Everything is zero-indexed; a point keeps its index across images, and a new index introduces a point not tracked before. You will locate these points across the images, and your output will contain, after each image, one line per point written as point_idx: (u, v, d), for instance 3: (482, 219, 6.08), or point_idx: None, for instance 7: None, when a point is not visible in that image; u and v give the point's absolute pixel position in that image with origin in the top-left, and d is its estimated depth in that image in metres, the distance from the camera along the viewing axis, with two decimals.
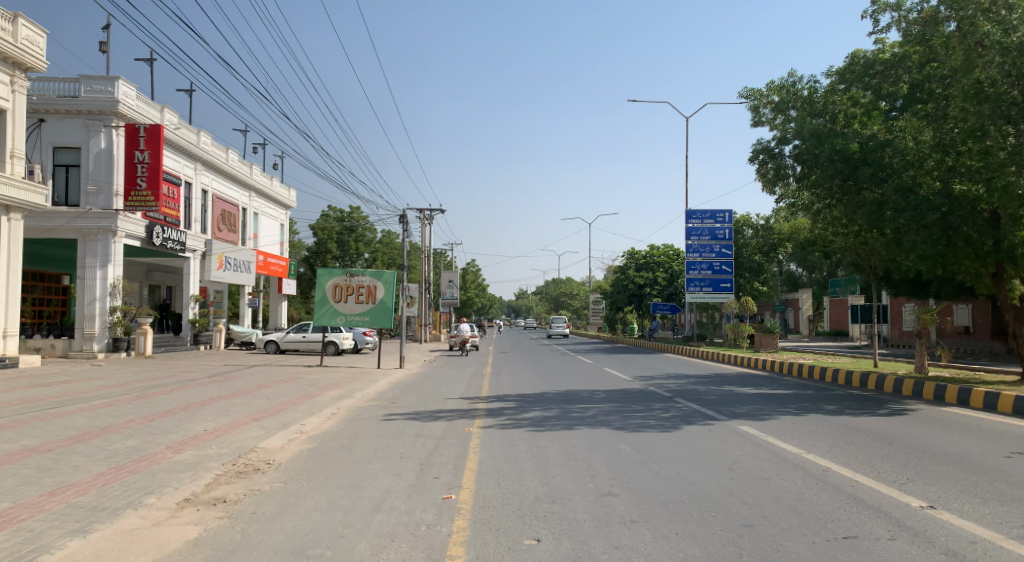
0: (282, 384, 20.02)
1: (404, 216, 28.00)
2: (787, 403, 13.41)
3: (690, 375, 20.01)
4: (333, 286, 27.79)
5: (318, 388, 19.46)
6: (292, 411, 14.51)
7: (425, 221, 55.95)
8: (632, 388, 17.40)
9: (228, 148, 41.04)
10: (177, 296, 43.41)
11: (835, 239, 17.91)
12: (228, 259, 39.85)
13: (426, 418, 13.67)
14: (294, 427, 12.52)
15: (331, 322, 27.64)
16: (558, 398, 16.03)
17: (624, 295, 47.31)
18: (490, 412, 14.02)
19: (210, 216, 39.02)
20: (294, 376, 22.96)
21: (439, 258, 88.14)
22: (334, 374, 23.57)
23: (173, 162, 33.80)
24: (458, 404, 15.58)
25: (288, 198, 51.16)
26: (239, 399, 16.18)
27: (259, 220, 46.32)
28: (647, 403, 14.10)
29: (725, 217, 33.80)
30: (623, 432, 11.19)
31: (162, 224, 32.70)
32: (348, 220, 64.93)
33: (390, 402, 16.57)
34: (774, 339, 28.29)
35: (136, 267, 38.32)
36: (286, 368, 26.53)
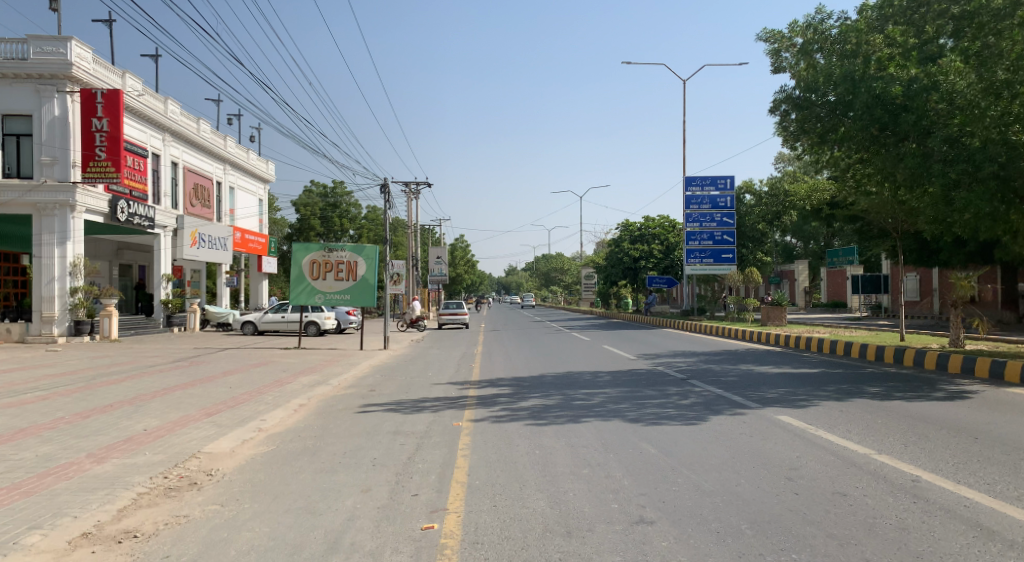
0: (252, 370, 18.16)
1: (386, 187, 26.10)
2: (823, 385, 11.67)
3: (699, 352, 18.30)
4: (311, 262, 25.86)
5: (291, 373, 17.64)
6: (255, 404, 12.68)
7: (412, 195, 54.02)
8: (638, 369, 15.70)
9: (200, 118, 38.82)
10: (150, 276, 41.33)
11: (863, 198, 16.13)
12: (202, 236, 37.81)
13: (408, 410, 11.87)
14: (253, 423, 10.71)
15: (308, 301, 25.78)
16: (559, 382, 14.23)
17: (619, 269, 45.53)
18: (482, 401, 12.22)
19: (182, 190, 36.90)
20: (267, 360, 21.09)
21: (426, 236, 86.19)
22: (311, 358, 21.71)
23: (137, 133, 31.69)
24: (445, 392, 13.80)
25: (267, 172, 49.04)
26: (197, 389, 14.31)
27: (235, 194, 44.17)
28: (660, 388, 12.36)
29: (726, 184, 32.07)
30: (640, 425, 9.44)
31: (127, 199, 30.58)
32: (331, 195, 63.28)
33: (370, 389, 14.76)
34: (783, 313, 26.53)
35: (104, 245, 36.34)
36: (261, 350, 24.74)
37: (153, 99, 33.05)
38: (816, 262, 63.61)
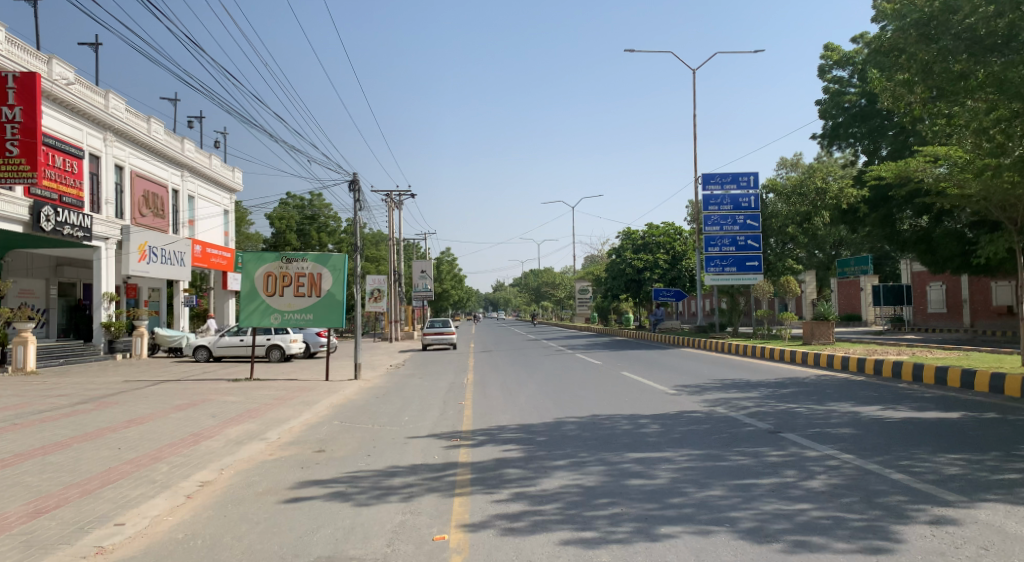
0: (171, 415, 13.73)
1: (354, 183, 21.76)
2: (1012, 449, 7.46)
3: (758, 384, 14.03)
4: (265, 276, 21.46)
5: (221, 420, 13.23)
6: (132, 482, 8.26)
7: (393, 206, 50.12)
8: (690, 411, 11.47)
9: (150, 117, 34.47)
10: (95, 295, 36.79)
11: (1004, 178, 11.67)
12: (152, 249, 33.46)
13: (366, 496, 7.52)
14: (92, 536, 6.29)
15: (262, 323, 21.43)
16: (587, 436, 9.94)
17: (621, 281, 41.44)
18: (482, 478, 7.90)
19: (129, 197, 32.55)
20: (203, 398, 16.68)
21: (410, 250, 81.99)
22: (259, 395, 17.28)
23: (69, 129, 27.47)
24: (427, 455, 9.50)
25: (232, 180, 44.80)
26: (62, 455, 9.83)
27: (195, 203, 39.77)
28: (754, 452, 8.09)
29: (749, 181, 28.24)
30: (779, 546, 5.13)
31: (54, 205, 26.24)
32: (308, 208, 59.14)
33: (319, 449, 10.35)
34: (830, 329, 22.41)
35: (38, 262, 32.20)
36: (204, 383, 20.36)
37: (90, 93, 28.85)
38: (823, 273, 60.05)
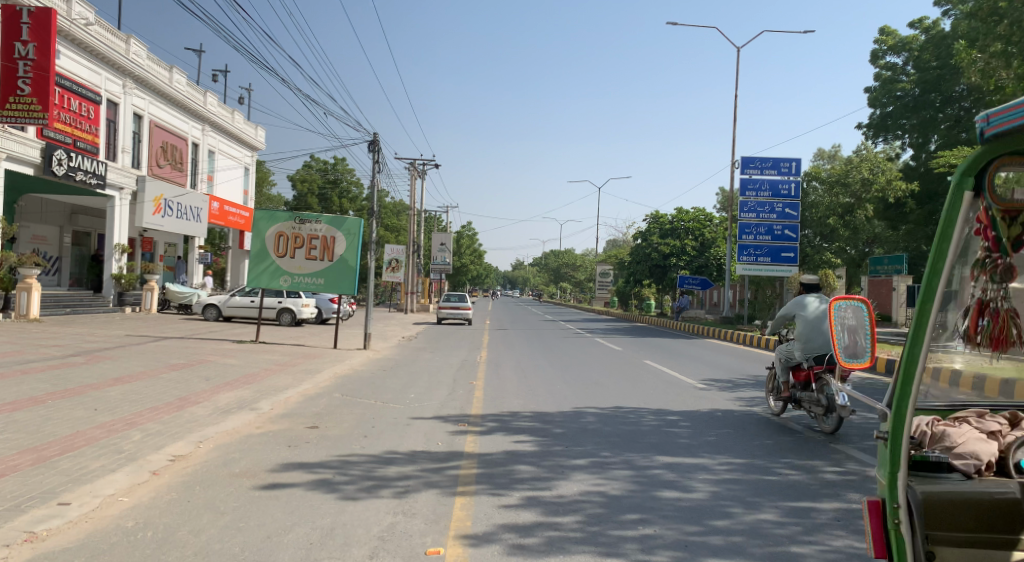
0: (161, 375, 12.84)
1: (375, 144, 20.68)
2: None
3: None
4: (276, 235, 20.55)
5: (213, 385, 12.30)
6: (94, 451, 7.30)
7: (416, 175, 49.11)
8: (723, 410, 10.35)
9: (172, 67, 33.59)
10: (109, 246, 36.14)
11: None
12: (168, 203, 32.70)
13: (354, 488, 6.51)
14: (26, 518, 5.32)
15: (271, 284, 20.58)
16: (609, 432, 8.88)
17: (645, 266, 40.24)
18: (489, 475, 6.86)
19: (147, 147, 31.78)
20: (201, 359, 15.80)
21: (432, 222, 81.02)
22: (261, 359, 16.38)
23: (87, 72, 26.69)
24: (429, 441, 8.47)
25: (255, 138, 43.98)
26: (29, 413, 8.91)
27: (215, 159, 38.96)
28: (804, 467, 6.97)
29: (790, 167, 26.99)
30: None
31: (68, 149, 25.49)
32: (331, 172, 58.26)
33: (312, 425, 9.36)
34: None
35: (52, 208, 31.53)
36: (207, 343, 19.53)
37: (111, 36, 28.00)
38: None
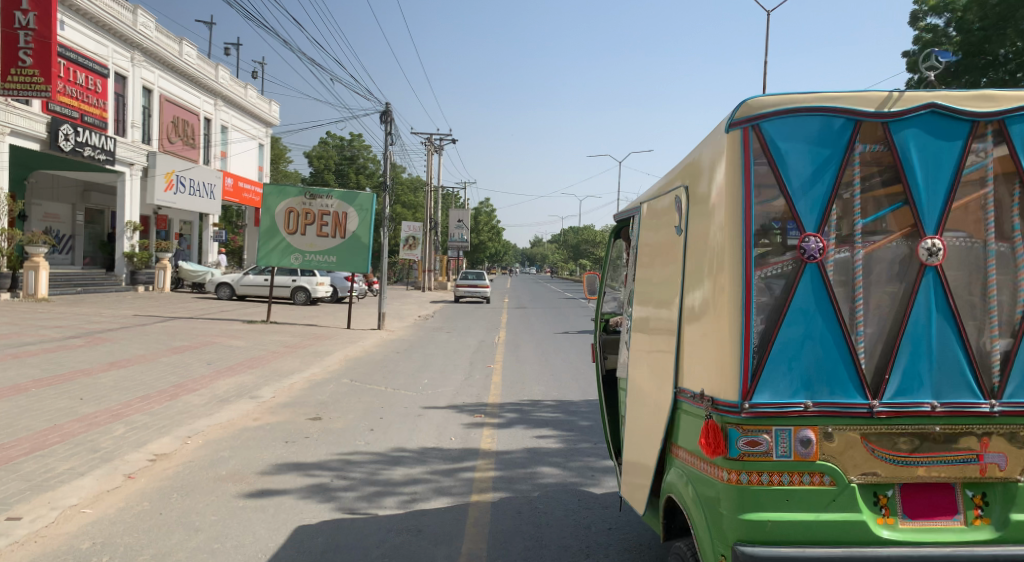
0: (161, 359, 12.10)
1: (387, 115, 19.72)
2: None
3: None
4: (286, 211, 19.75)
5: (215, 370, 11.54)
6: (66, 450, 6.53)
7: (433, 150, 48.17)
8: None
9: (182, 39, 32.80)
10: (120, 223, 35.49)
11: None
12: (180, 179, 32.04)
13: (355, 496, 5.68)
14: None
15: (281, 262, 19.82)
16: None
17: None
18: (509, 481, 6.00)
19: (157, 122, 31.07)
20: (207, 340, 15.08)
21: (449, 199, 80.16)
22: (270, 341, 15.65)
23: (92, 44, 26.02)
24: (441, 437, 7.64)
25: (269, 113, 43.16)
26: (7, 404, 8.18)
27: (228, 134, 38.19)
28: None
29: None
30: None
31: (74, 124, 24.80)
32: (348, 148, 57.43)
33: (314, 417, 8.57)
34: None
35: (65, 185, 30.99)
36: (216, 323, 18.85)
37: (117, 7, 27.29)
38: None
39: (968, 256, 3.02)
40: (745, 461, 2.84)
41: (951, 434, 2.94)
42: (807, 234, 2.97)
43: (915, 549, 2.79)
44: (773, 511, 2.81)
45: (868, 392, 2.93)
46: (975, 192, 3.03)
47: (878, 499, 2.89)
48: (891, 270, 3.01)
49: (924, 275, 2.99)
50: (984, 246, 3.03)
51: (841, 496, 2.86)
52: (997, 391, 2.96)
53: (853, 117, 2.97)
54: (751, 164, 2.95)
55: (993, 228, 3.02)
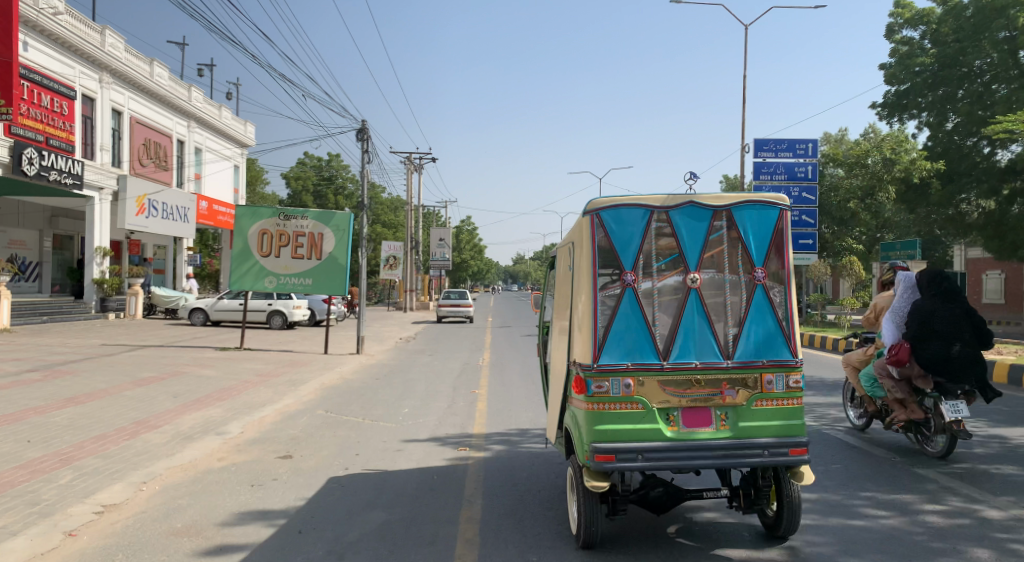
0: (123, 393, 11.36)
1: (362, 132, 19.13)
2: None
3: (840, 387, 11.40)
4: (259, 233, 19.07)
5: (181, 403, 10.82)
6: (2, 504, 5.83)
7: (412, 168, 47.59)
8: None
9: (153, 60, 32.11)
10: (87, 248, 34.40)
11: None
12: (152, 203, 31.20)
13: (324, 551, 5.04)
14: None
15: (255, 286, 19.10)
16: None
17: None
18: (499, 528, 5.38)
19: (128, 144, 30.27)
20: (176, 370, 14.34)
21: (430, 218, 79.53)
22: (243, 369, 14.92)
23: (58, 65, 25.31)
24: (423, 474, 7.01)
25: (244, 134, 42.43)
26: None
27: (202, 157, 37.40)
28: (898, 505, 5.49)
29: (806, 149, 25.62)
30: None
31: (39, 147, 23.98)
32: (326, 168, 56.72)
33: (285, 454, 7.90)
34: None
35: (31, 210, 30.10)
36: (187, 351, 18.07)
37: (84, 27, 26.60)
38: None
39: (719, 279, 5.00)
40: (595, 398, 4.69)
41: (715, 383, 4.81)
42: (626, 271, 4.90)
43: (686, 444, 4.65)
44: (610, 426, 4.66)
45: (663, 355, 4.82)
46: (720, 244, 5.00)
47: (668, 417, 4.75)
48: (674, 286, 4.95)
49: (691, 291, 4.94)
50: (725, 276, 5.01)
51: (647, 415, 4.69)
52: (736, 357, 4.84)
53: (647, 205, 4.96)
54: (594, 232, 4.90)
55: (732, 267, 5.00)
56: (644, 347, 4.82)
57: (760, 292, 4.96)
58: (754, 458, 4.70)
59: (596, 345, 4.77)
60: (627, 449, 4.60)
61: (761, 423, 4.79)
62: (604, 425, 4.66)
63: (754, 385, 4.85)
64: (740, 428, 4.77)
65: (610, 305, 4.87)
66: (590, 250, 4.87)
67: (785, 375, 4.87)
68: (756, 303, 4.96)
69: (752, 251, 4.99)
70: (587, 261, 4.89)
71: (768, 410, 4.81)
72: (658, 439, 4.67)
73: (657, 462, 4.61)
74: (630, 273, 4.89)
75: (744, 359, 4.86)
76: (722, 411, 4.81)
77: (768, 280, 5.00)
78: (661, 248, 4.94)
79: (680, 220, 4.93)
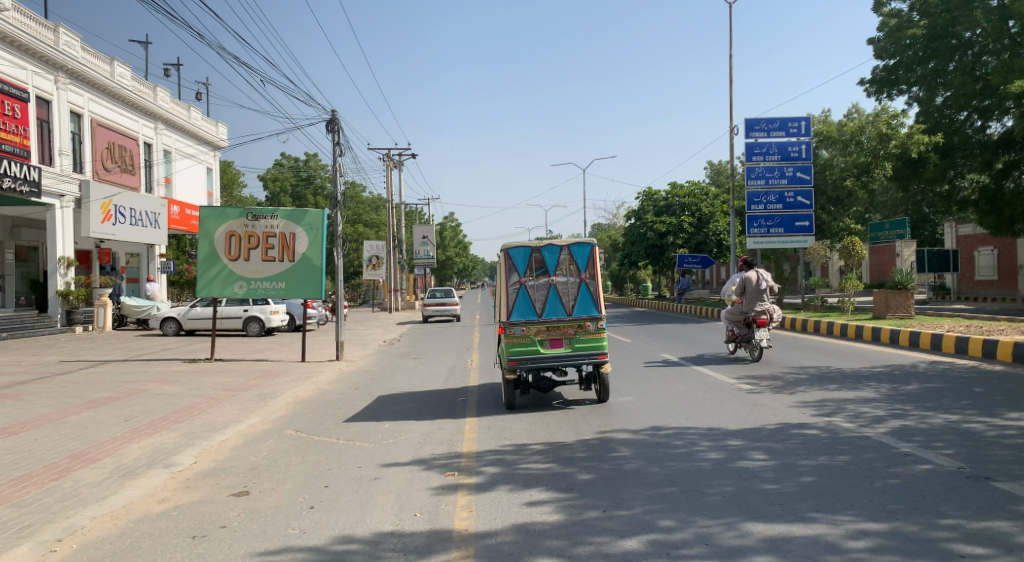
0: (68, 418, 10.11)
1: (333, 123, 17.84)
2: None
3: (867, 380, 10.30)
4: (226, 236, 17.76)
5: (131, 428, 9.57)
6: None
7: (391, 165, 46.29)
8: (801, 423, 7.78)
9: (114, 59, 30.59)
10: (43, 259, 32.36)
11: None
12: (119, 209, 29.74)
13: None
14: None
15: (224, 292, 17.80)
16: (657, 477, 6.26)
17: (640, 247, 37.67)
18: None
19: (90, 148, 28.81)
20: (136, 388, 13.06)
21: (413, 216, 78.12)
22: (210, 383, 13.66)
23: (7, 65, 23.87)
24: (403, 512, 5.83)
25: (215, 135, 40.93)
26: None
27: (171, 159, 35.92)
28: (1000, 539, 4.36)
29: (799, 127, 24.60)
30: None
31: None
32: (304, 169, 55.30)
33: (241, 491, 6.69)
34: (910, 301, 18.22)
35: None
36: (152, 365, 16.79)
37: (35, 25, 25.13)
38: None
39: (566, 278, 10.13)
40: (507, 335, 9.76)
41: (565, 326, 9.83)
42: (521, 276, 10.06)
43: (550, 353, 9.70)
44: (515, 347, 9.72)
45: (539, 314, 9.89)
46: (565, 262, 10.19)
47: (542, 342, 9.80)
48: (544, 282, 10.06)
49: (552, 285, 10.04)
50: (569, 276, 10.14)
51: (532, 342, 9.75)
52: (571, 313, 9.93)
53: (530, 246, 10.18)
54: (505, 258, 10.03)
55: (570, 273, 10.14)
56: (528, 310, 9.92)
57: (584, 284, 10.06)
58: (583, 360, 9.76)
59: (506, 310, 9.83)
60: (521, 358, 9.71)
61: (587, 344, 9.83)
62: (510, 347, 9.70)
63: (582, 327, 9.87)
64: (575, 346, 9.82)
65: (513, 292, 9.97)
66: (503, 267, 10.06)
67: (596, 321, 9.91)
68: (582, 288, 10.04)
69: (580, 266, 10.18)
70: (501, 272, 10.04)
71: (590, 338, 9.84)
72: (536, 352, 9.74)
73: (537, 364, 9.72)
74: (521, 277, 10.02)
75: (578, 315, 9.92)
76: (567, 338, 9.85)
77: (588, 278, 10.11)
78: (537, 265, 10.11)
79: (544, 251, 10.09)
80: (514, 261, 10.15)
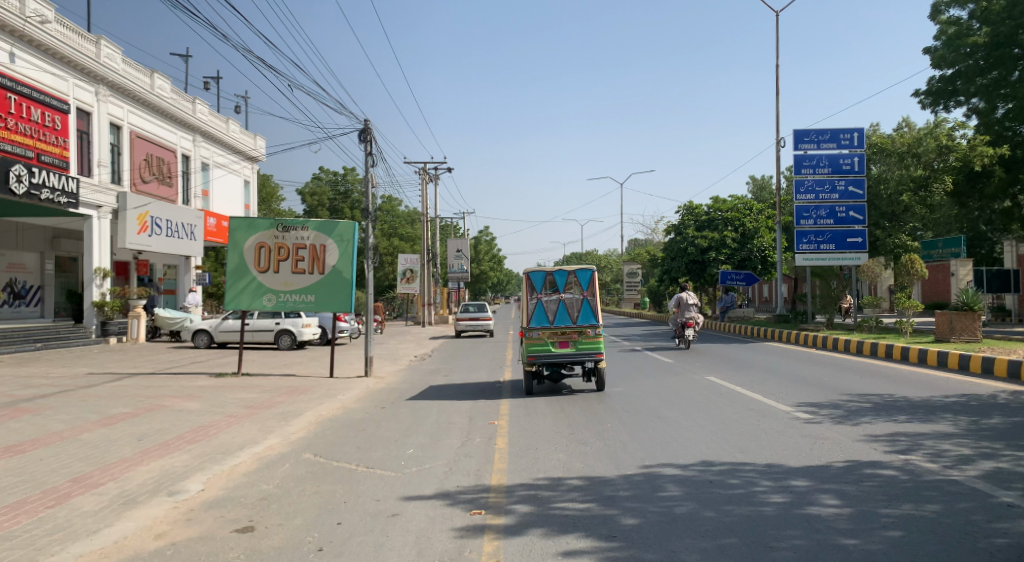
0: (80, 436, 9.62)
1: (365, 132, 17.35)
2: None
3: (940, 411, 9.33)
4: (256, 247, 17.36)
5: (143, 448, 9.01)
6: None
7: (428, 178, 45.96)
8: (873, 462, 6.87)
9: (154, 72, 30.75)
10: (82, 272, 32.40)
11: None
12: (156, 221, 29.71)
13: None
14: None
15: (252, 305, 17.37)
16: (714, 524, 5.44)
17: (681, 263, 36.58)
18: None
19: (129, 160, 28.92)
20: (157, 403, 12.57)
21: (449, 230, 77.81)
22: (234, 400, 13.15)
23: (49, 77, 24.02)
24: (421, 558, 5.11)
25: (253, 148, 41.03)
26: None
27: (209, 172, 36.01)
28: None
29: (851, 139, 23.48)
30: None
31: (30, 164, 22.54)
32: (342, 182, 55.37)
33: (245, 527, 6.02)
34: (977, 323, 17.03)
35: (31, 232, 28.78)
36: (178, 378, 16.41)
37: (76, 37, 25.32)
38: None
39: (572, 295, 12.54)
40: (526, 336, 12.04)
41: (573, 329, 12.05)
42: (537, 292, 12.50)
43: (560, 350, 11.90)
44: (532, 345, 11.96)
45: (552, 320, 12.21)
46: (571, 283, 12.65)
47: (554, 342, 12.00)
48: (555, 299, 12.47)
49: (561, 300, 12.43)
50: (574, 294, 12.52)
51: (546, 341, 11.99)
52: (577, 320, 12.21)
53: (544, 270, 12.64)
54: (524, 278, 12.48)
55: (575, 291, 12.54)
56: (542, 318, 12.26)
57: (586, 300, 12.47)
58: (587, 357, 11.91)
59: (525, 317, 12.19)
60: (537, 354, 11.97)
61: (591, 344, 12.01)
62: (529, 345, 11.99)
63: (586, 331, 12.06)
64: (579, 346, 11.96)
65: (531, 305, 12.35)
66: (524, 286, 12.53)
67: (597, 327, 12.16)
68: (584, 303, 12.47)
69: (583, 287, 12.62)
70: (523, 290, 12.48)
71: (593, 340, 12.03)
72: (548, 350, 11.95)
73: (550, 359, 11.91)
74: (538, 293, 12.45)
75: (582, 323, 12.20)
76: (574, 340, 12.00)
77: (590, 296, 12.53)
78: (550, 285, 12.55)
79: (556, 273, 12.51)
80: (532, 281, 12.58)
